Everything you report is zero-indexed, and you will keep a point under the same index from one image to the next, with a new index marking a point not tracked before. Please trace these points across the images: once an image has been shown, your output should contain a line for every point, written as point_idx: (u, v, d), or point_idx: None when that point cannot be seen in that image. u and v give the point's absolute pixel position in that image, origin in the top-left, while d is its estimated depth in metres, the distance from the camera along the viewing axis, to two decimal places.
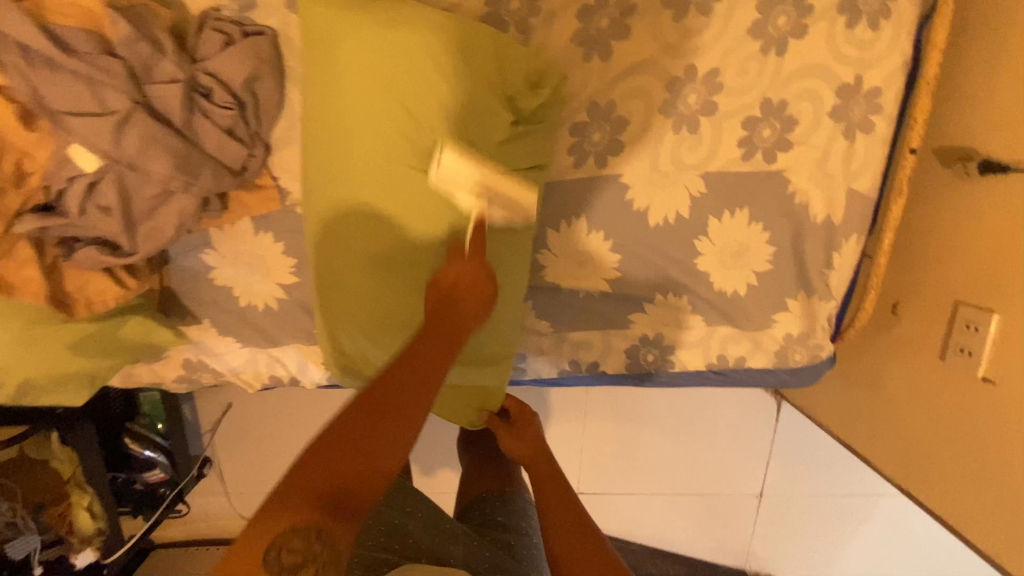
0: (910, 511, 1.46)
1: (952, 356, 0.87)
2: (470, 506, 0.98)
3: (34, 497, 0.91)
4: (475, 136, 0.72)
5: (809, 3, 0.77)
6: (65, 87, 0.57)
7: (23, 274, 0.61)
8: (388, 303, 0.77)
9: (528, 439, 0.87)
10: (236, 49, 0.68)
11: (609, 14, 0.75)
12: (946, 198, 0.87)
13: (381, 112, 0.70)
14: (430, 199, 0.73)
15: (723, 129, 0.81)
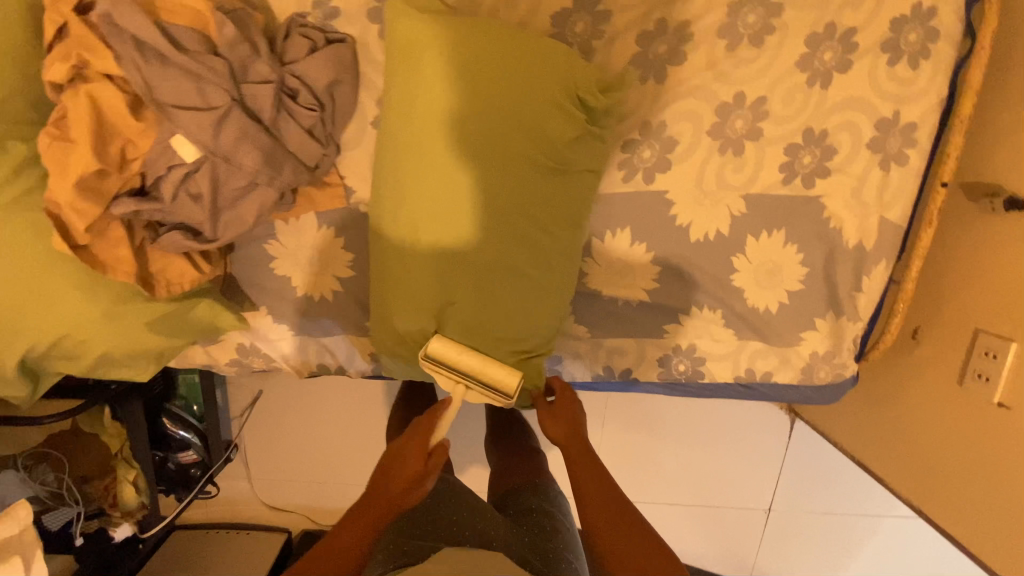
0: (918, 531, 1.48)
1: (970, 381, 0.90)
2: (503, 497, 0.99)
3: (81, 470, 0.94)
4: (544, 143, 0.77)
5: (855, 41, 0.81)
6: (173, 81, 0.60)
7: (116, 253, 0.65)
8: (454, 299, 0.78)
9: (566, 420, 0.86)
10: (322, 55, 0.73)
11: (667, 41, 0.80)
12: (972, 230, 0.91)
13: (459, 118, 0.75)
14: (502, 200, 0.77)
15: (767, 153, 0.85)
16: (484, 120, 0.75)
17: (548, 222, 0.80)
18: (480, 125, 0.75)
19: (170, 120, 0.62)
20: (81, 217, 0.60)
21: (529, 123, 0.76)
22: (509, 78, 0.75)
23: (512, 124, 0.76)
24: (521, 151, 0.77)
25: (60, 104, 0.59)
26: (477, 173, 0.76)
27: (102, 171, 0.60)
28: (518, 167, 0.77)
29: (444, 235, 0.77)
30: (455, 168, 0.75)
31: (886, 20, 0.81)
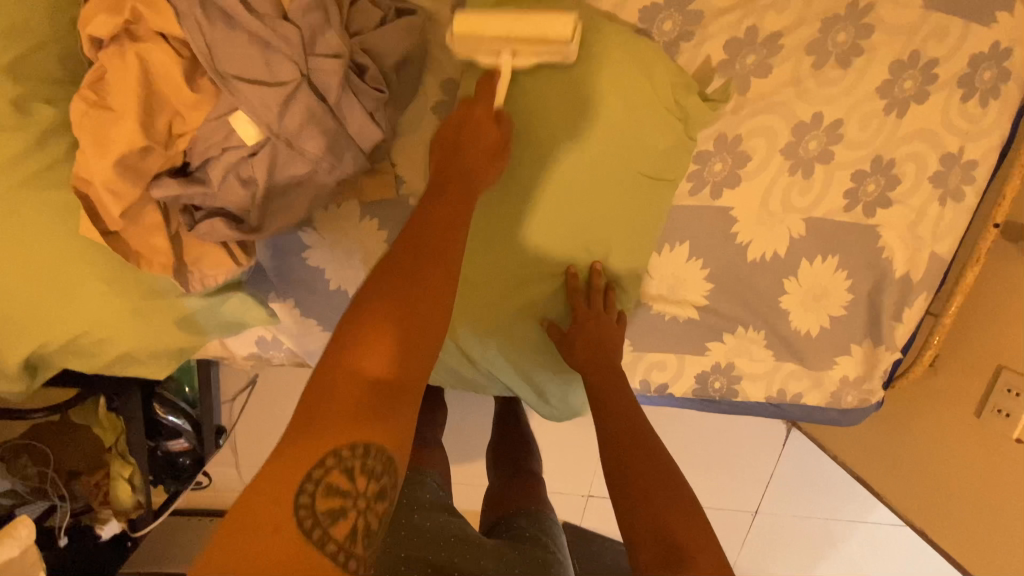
0: (891, 535, 1.56)
1: (988, 415, 0.93)
2: (497, 524, 0.87)
3: (68, 464, 0.86)
4: (632, 148, 0.72)
5: (936, 71, 0.79)
6: (239, 49, 0.51)
7: (150, 242, 0.56)
8: (520, 306, 0.78)
9: (587, 341, 0.77)
10: (394, 28, 0.63)
11: (755, 52, 0.76)
12: (1008, 269, 0.93)
13: (546, 120, 0.70)
14: (583, 207, 0.74)
15: (835, 178, 0.84)
16: (573, 123, 0.71)
17: (630, 229, 0.77)
18: (568, 128, 0.71)
19: (230, 93, 0.52)
20: (117, 200, 0.51)
21: (618, 127, 0.71)
22: (601, 77, 0.70)
23: (601, 128, 0.71)
24: (608, 157, 0.72)
25: (99, 62, 0.50)
26: (560, 178, 0.73)
27: (147, 148, 0.51)
28: (602, 173, 0.73)
29: (521, 241, 0.75)
30: (538, 173, 0.72)
31: (971, 52, 0.78)
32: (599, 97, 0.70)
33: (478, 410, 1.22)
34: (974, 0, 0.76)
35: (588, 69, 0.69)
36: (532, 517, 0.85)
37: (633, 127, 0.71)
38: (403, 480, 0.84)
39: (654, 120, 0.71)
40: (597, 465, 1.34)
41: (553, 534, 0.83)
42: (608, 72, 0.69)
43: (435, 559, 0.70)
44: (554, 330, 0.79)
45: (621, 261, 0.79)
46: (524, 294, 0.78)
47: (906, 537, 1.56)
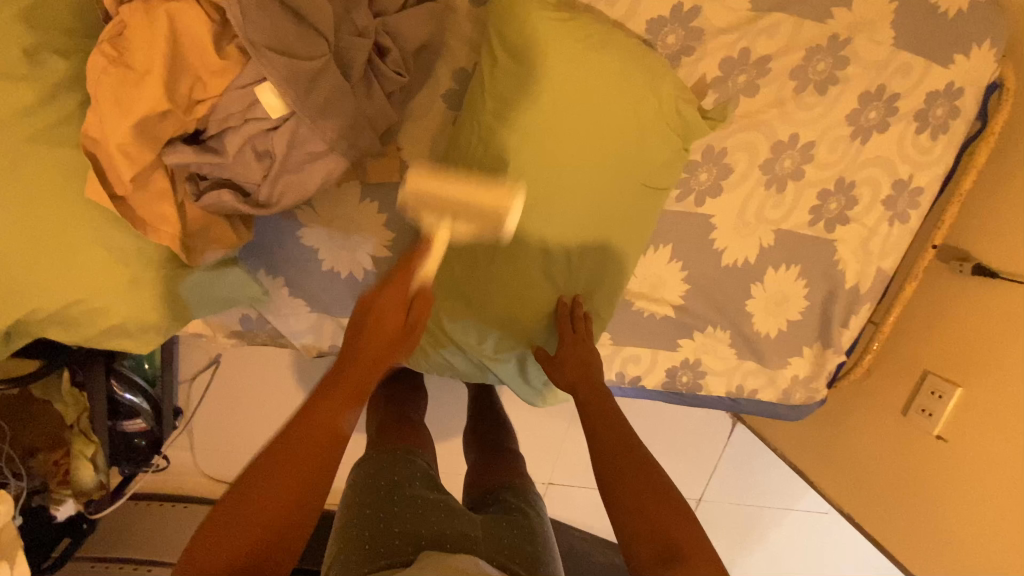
0: (815, 521, 1.72)
1: (913, 413, 1.06)
2: (480, 498, 0.89)
3: (25, 441, 0.80)
4: (630, 171, 0.74)
5: (897, 105, 0.88)
6: (274, 20, 0.51)
7: (157, 210, 0.54)
8: (517, 302, 0.79)
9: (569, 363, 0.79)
10: (417, 12, 0.63)
11: (746, 72, 0.82)
12: (941, 288, 1.06)
13: (553, 137, 0.70)
14: (579, 224, 0.75)
15: (803, 194, 0.91)
16: (578, 144, 0.71)
17: (620, 248, 0.79)
18: (572, 147, 0.71)
19: (258, 63, 0.51)
20: (131, 165, 0.50)
21: (619, 151, 0.73)
22: (609, 100, 0.70)
23: (602, 152, 0.72)
24: (621, 168, 0.73)
25: (121, 19, 0.48)
26: (561, 195, 0.73)
27: (167, 112, 0.49)
28: (599, 194, 0.74)
29: (516, 253, 0.75)
30: (540, 188, 0.72)
31: (926, 91, 0.88)
32: (604, 119, 0.71)
33: (448, 397, 1.23)
34: (934, 45, 0.86)
35: (612, 83, 0.70)
36: (515, 489, 0.88)
37: (632, 152, 0.73)
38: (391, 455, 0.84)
39: (652, 146, 0.74)
40: (559, 454, 1.40)
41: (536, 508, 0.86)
42: (615, 97, 0.70)
43: (427, 533, 0.71)
44: (541, 355, 0.82)
45: (611, 279, 0.80)
46: (516, 302, 0.78)
47: (828, 524, 1.73)
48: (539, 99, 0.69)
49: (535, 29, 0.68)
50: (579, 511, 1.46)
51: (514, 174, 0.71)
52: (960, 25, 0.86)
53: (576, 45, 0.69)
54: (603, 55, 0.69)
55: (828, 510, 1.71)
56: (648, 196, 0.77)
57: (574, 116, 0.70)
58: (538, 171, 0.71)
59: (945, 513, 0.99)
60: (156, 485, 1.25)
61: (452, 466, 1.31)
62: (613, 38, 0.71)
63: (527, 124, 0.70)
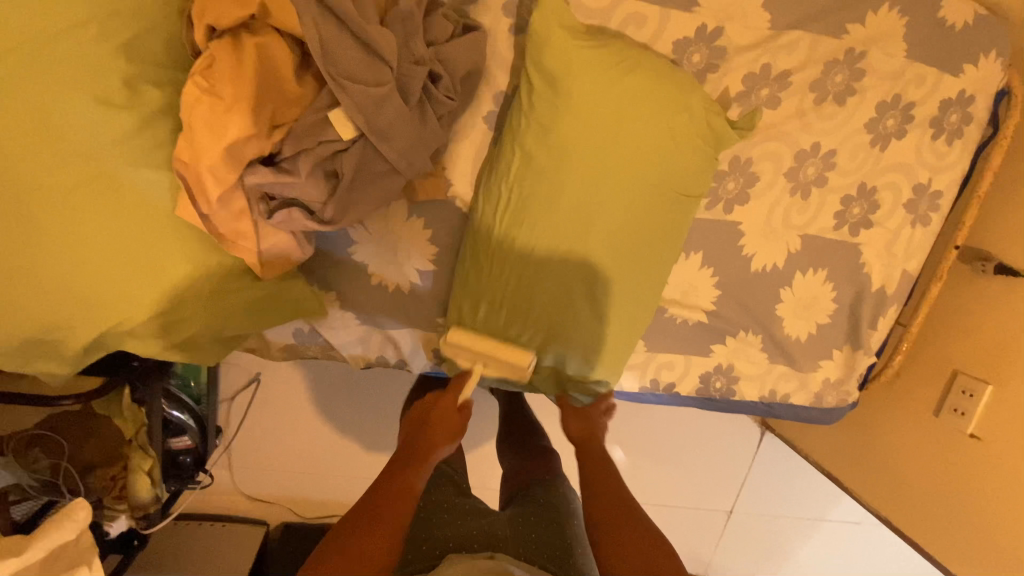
0: (848, 532, 1.71)
1: (946, 413, 1.07)
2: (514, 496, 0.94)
3: (84, 457, 0.83)
4: (658, 199, 0.77)
5: (913, 113, 0.92)
6: (347, 50, 0.55)
7: (236, 226, 0.58)
8: (557, 317, 0.80)
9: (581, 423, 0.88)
10: (465, 42, 0.68)
11: (769, 86, 0.86)
12: (965, 288, 1.08)
13: (588, 163, 0.74)
14: (618, 235, 0.77)
15: (827, 200, 0.95)
16: (612, 170, 0.74)
17: (648, 272, 0.81)
18: (605, 172, 0.74)
19: (334, 90, 0.56)
20: (218, 184, 0.54)
21: (650, 181, 0.76)
22: (646, 130, 0.74)
23: (635, 179, 0.75)
24: (655, 179, 0.76)
25: (210, 50, 0.52)
26: (594, 219, 0.76)
27: (251, 136, 0.54)
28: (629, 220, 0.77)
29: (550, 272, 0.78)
30: (576, 211, 0.75)
31: (941, 99, 0.92)
32: (640, 149, 0.74)
33: (481, 410, 1.25)
34: (946, 55, 0.90)
35: (645, 98, 0.73)
36: (542, 486, 0.91)
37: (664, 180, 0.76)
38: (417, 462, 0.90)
39: (682, 174, 0.77)
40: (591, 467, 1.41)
41: (568, 499, 0.90)
42: (650, 128, 0.74)
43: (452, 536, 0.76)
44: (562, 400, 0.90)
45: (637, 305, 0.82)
46: (547, 322, 0.81)
47: (862, 535, 1.71)
48: (581, 125, 0.73)
49: (572, 51, 0.72)
50: None
51: (551, 189, 0.75)
52: (969, 36, 0.91)
53: (609, 66, 0.73)
54: (635, 73, 0.73)
55: (861, 520, 1.70)
56: (679, 206, 0.80)
57: (611, 144, 0.73)
58: (575, 184, 0.74)
59: (983, 511, 1.00)
60: (197, 504, 1.27)
61: (485, 480, 1.32)
62: (643, 57, 0.75)
63: (564, 142, 0.73)
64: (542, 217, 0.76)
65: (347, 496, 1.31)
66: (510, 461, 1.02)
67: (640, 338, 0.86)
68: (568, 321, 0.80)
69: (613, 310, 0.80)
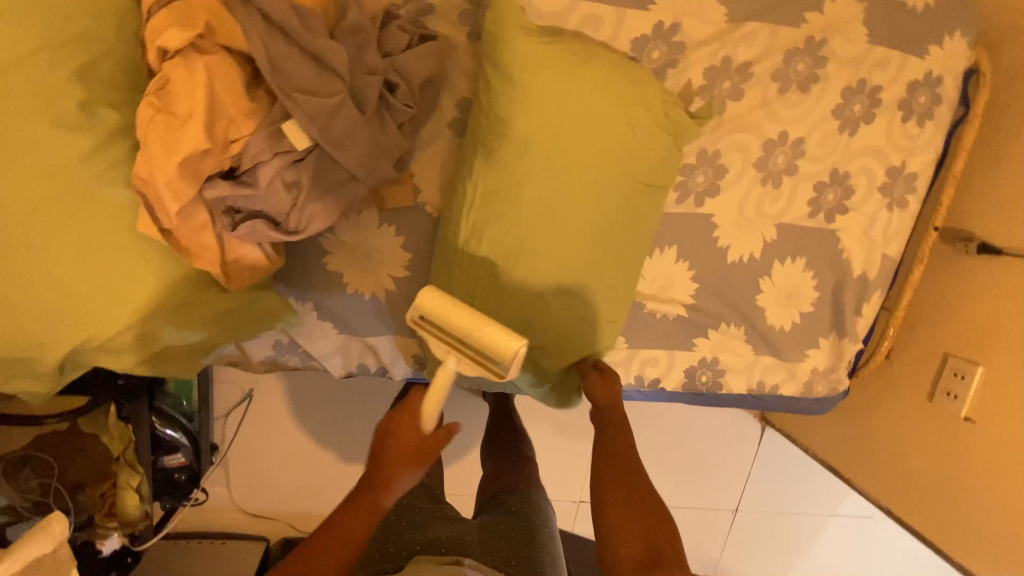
0: (860, 526, 1.67)
1: (940, 397, 1.06)
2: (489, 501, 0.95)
3: (74, 476, 0.84)
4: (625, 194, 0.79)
5: (880, 96, 0.92)
6: (296, 64, 0.57)
7: (199, 239, 0.60)
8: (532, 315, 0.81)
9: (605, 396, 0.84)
10: (420, 51, 0.70)
11: (730, 78, 0.87)
12: (951, 270, 1.08)
13: (554, 161, 0.75)
14: (586, 229, 0.78)
15: (800, 187, 0.95)
16: (579, 167, 0.76)
17: (616, 267, 0.82)
18: (573, 171, 0.76)
19: (286, 104, 0.57)
20: (176, 199, 0.55)
21: (618, 174, 0.77)
22: (607, 128, 0.75)
23: (602, 175, 0.76)
24: (620, 172, 0.77)
25: (162, 72, 0.54)
26: (562, 216, 0.77)
27: (207, 151, 0.56)
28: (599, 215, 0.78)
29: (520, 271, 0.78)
30: (543, 209, 0.76)
31: (907, 81, 0.92)
32: (603, 145, 0.76)
33: (473, 416, 1.25)
34: (908, 38, 0.91)
35: (604, 93, 0.75)
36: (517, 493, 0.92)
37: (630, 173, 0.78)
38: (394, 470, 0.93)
39: (646, 168, 0.79)
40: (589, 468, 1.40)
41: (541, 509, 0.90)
42: (615, 125, 0.75)
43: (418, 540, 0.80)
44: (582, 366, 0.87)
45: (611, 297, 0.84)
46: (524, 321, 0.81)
47: (873, 529, 1.68)
48: (544, 125, 0.74)
49: (531, 49, 0.73)
50: None
51: (516, 187, 0.76)
52: (931, 17, 0.91)
53: (567, 64, 0.75)
54: (594, 69, 0.75)
55: (872, 514, 1.67)
56: (646, 196, 0.81)
57: (575, 142, 0.75)
58: (540, 182, 0.75)
59: (984, 495, 0.98)
60: (195, 523, 1.28)
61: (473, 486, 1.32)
62: (601, 54, 0.76)
63: (527, 140, 0.75)
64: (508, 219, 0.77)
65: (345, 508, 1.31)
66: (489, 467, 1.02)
67: (614, 330, 0.87)
68: (541, 318, 0.81)
69: (586, 304, 0.82)
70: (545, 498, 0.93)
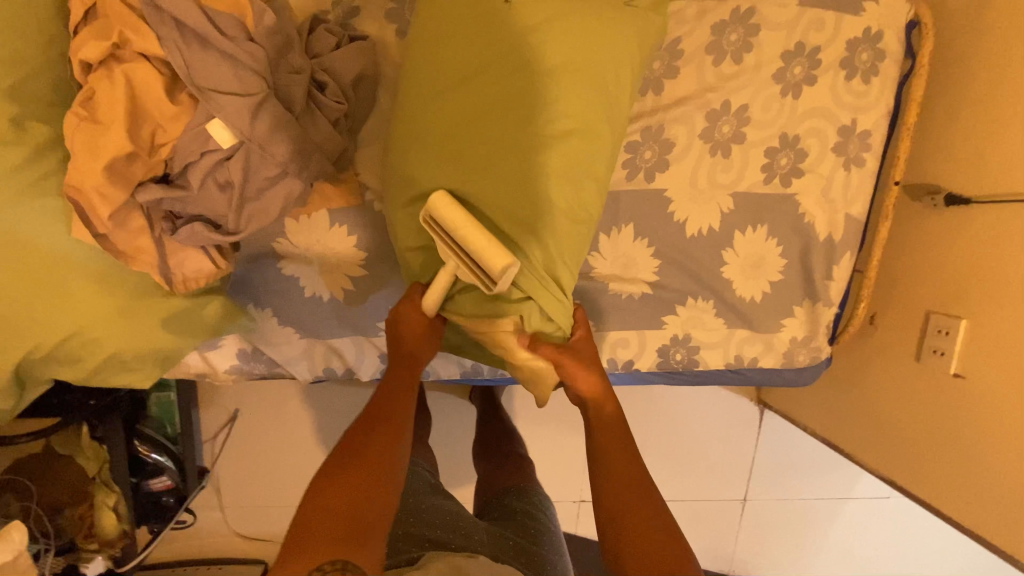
0: (878, 508, 1.61)
1: (927, 356, 1.03)
2: (490, 502, 0.86)
3: (51, 497, 0.87)
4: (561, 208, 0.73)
5: (819, 57, 0.93)
6: (212, 65, 0.59)
7: (137, 243, 0.62)
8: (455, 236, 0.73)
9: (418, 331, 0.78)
10: (347, 51, 0.72)
11: (661, 58, 0.90)
12: (921, 225, 1.06)
13: (530, 58, 0.72)
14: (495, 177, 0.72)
15: (750, 155, 0.95)
16: (536, 116, 0.72)
17: (528, 188, 0.72)
18: (521, 128, 0.72)
19: (207, 104, 0.60)
20: (107, 202, 0.58)
21: (572, 181, 0.73)
22: (509, 91, 0.72)
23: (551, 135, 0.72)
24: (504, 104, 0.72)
25: (88, 84, 0.57)
26: (479, 135, 0.72)
27: (132, 154, 0.58)
28: (519, 171, 0.72)
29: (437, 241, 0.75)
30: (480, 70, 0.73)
31: (845, 40, 0.93)
32: (509, 103, 0.72)
33: (457, 419, 1.24)
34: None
35: (477, 32, 0.73)
36: (521, 495, 0.85)
37: (586, 172, 0.74)
38: None
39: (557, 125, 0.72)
40: (574, 463, 1.45)
41: (546, 512, 0.83)
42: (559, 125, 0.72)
43: (432, 535, 0.69)
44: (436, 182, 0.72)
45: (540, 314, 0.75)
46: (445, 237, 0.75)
47: (893, 510, 1.61)
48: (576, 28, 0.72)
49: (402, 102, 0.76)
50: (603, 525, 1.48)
51: (408, 147, 0.75)
52: None
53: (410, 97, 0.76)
54: (413, 118, 0.75)
55: (891, 494, 1.60)
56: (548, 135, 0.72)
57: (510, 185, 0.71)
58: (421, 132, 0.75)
59: (980, 450, 0.95)
60: (188, 551, 1.26)
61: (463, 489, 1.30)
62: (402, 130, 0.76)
63: (420, 102, 0.75)
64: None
65: None
66: (484, 468, 0.95)
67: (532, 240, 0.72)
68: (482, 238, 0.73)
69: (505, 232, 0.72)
70: (547, 497, 0.87)
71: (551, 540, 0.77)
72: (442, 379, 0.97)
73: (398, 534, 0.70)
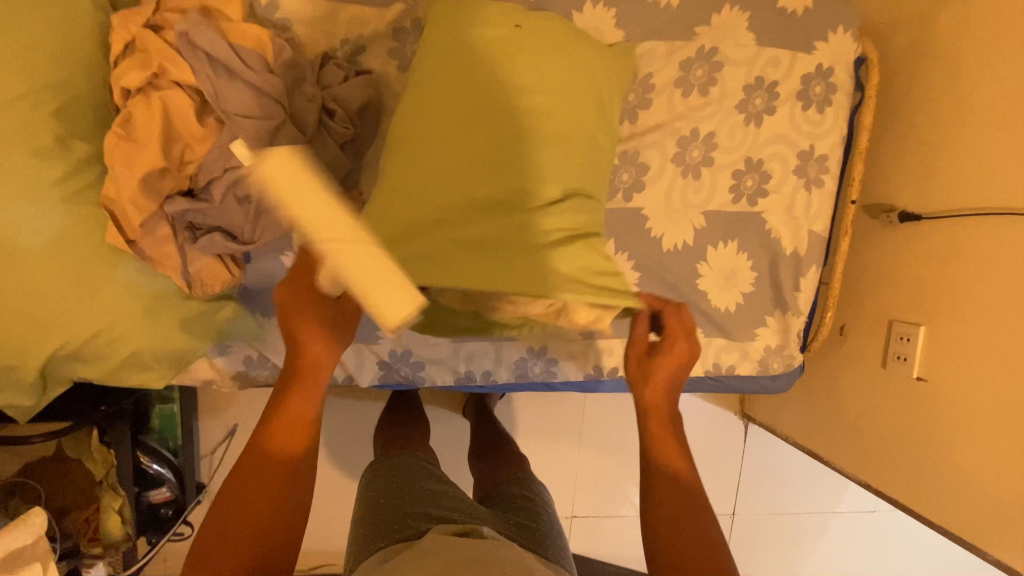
0: (865, 521, 1.64)
1: (892, 362, 1.11)
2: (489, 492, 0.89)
3: (60, 501, 0.91)
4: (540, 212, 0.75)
5: (777, 91, 1.04)
6: (238, 93, 0.67)
7: (164, 250, 0.69)
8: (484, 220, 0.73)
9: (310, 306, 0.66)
10: (354, 83, 0.81)
11: (635, 91, 1.00)
12: (880, 241, 1.15)
13: (515, 68, 0.82)
14: (510, 163, 0.77)
15: (719, 177, 1.04)
16: (532, 112, 0.80)
17: (544, 169, 0.78)
18: (523, 123, 0.79)
19: (230, 126, 0.68)
20: (138, 211, 0.65)
21: (577, 163, 0.81)
22: (502, 93, 0.80)
23: (547, 142, 0.79)
24: (500, 102, 0.80)
25: (127, 109, 0.65)
26: (486, 129, 0.78)
27: (164, 170, 0.66)
28: (517, 173, 0.77)
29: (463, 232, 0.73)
30: (473, 78, 0.80)
31: (799, 75, 1.04)
32: (506, 100, 0.80)
33: (451, 431, 1.29)
34: (793, 38, 1.03)
35: (460, 53, 0.82)
36: (519, 481, 0.88)
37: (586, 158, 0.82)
38: (397, 459, 0.86)
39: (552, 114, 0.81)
40: (566, 477, 1.49)
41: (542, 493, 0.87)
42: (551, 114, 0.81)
43: (439, 512, 0.71)
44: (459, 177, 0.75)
45: (576, 291, 0.71)
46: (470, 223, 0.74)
47: (879, 523, 1.64)
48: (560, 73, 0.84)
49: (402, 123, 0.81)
50: (595, 539, 1.51)
51: (417, 155, 0.77)
52: (810, 20, 1.04)
53: (408, 117, 0.81)
54: (417, 131, 0.79)
55: (875, 507, 1.64)
56: (547, 124, 0.80)
57: (528, 169, 0.77)
58: (427, 140, 0.78)
59: (944, 449, 1.01)
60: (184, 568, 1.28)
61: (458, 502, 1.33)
62: (407, 144, 0.79)
63: (422, 116, 0.79)
64: (480, 40, 0.83)
65: (332, 540, 1.30)
66: (481, 466, 0.98)
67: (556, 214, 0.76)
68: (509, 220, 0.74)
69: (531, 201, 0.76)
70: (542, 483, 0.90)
71: (549, 518, 0.80)
72: (438, 387, 1.02)
73: (406, 511, 0.71)
